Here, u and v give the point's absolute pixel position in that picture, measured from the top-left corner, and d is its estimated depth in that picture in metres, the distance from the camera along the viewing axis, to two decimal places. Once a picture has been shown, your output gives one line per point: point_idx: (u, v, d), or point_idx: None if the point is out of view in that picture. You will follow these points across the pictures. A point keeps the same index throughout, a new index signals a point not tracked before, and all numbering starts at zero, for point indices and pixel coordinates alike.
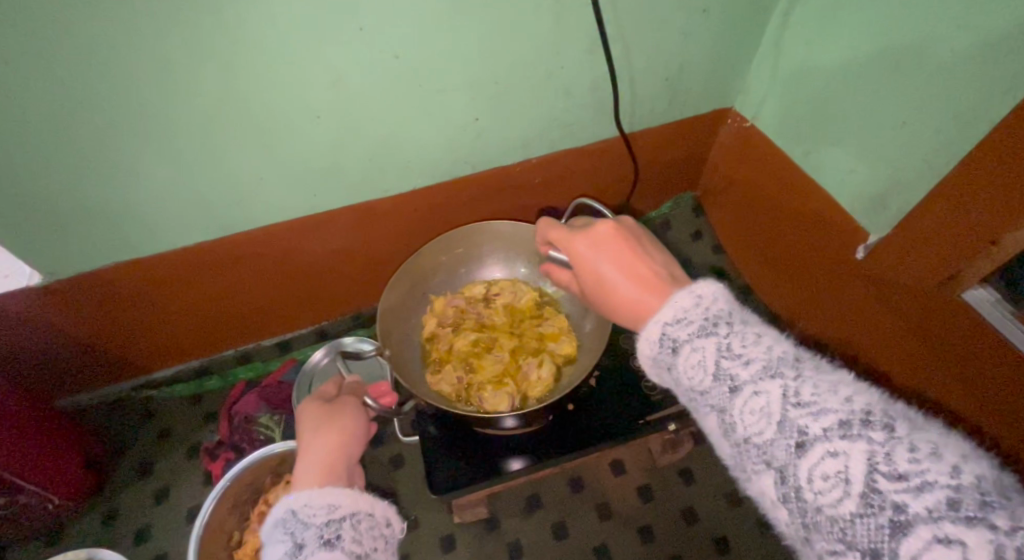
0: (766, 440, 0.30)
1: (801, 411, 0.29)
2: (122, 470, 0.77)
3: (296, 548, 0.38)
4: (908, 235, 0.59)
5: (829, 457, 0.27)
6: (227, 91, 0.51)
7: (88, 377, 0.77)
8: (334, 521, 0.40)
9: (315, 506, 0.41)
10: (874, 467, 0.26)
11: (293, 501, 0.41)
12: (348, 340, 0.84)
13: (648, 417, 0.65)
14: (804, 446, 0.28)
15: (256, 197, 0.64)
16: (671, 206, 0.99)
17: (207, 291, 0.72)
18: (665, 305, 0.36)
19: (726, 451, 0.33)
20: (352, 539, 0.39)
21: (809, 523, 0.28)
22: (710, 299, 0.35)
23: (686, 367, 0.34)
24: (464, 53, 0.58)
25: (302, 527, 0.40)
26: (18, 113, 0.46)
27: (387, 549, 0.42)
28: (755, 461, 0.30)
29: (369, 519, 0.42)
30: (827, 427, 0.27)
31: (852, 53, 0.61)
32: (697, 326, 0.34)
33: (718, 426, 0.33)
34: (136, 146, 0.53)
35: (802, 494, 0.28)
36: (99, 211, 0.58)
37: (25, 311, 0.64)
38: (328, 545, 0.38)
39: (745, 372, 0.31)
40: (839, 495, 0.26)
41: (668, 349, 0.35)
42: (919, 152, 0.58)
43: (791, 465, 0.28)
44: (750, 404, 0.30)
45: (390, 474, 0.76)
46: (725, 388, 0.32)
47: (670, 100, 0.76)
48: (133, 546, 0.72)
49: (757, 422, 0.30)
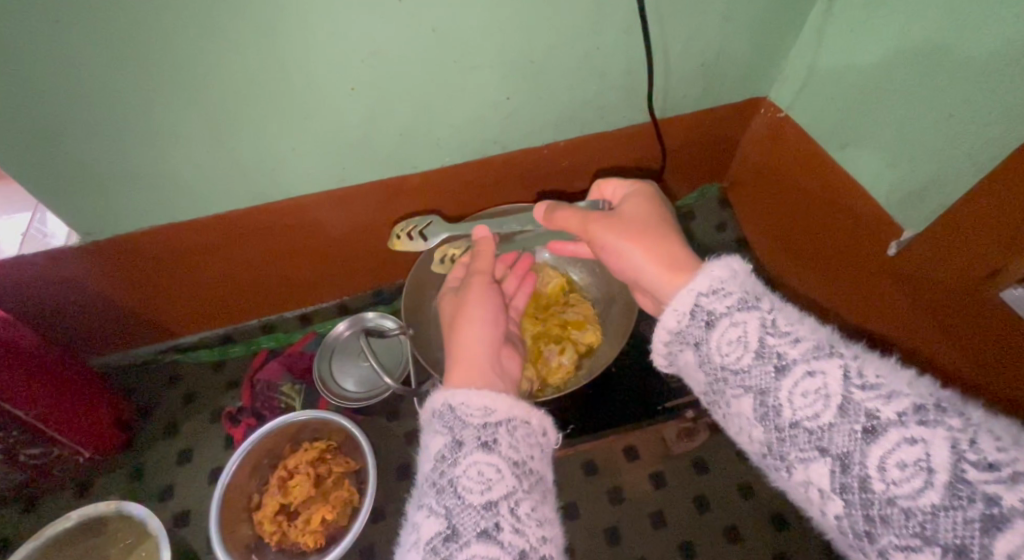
0: (823, 424, 0.31)
1: (868, 394, 0.30)
2: (149, 429, 0.80)
3: (455, 444, 0.38)
4: (946, 232, 0.58)
5: (906, 444, 0.29)
6: (263, 55, 0.51)
7: (118, 339, 0.79)
8: (491, 424, 0.38)
9: (472, 406, 0.39)
10: (961, 456, 0.27)
11: (450, 396, 0.41)
12: (371, 315, 0.84)
13: (666, 404, 0.67)
14: (874, 432, 0.29)
15: (289, 169, 0.65)
16: (696, 196, 0.97)
17: (235, 261, 0.74)
18: (700, 277, 0.39)
19: (759, 437, 0.35)
20: (508, 444, 0.38)
21: (874, 516, 0.29)
22: (744, 274, 0.38)
23: (723, 342, 0.36)
24: (500, 31, 0.57)
25: (460, 424, 0.38)
26: (63, 72, 0.47)
27: (543, 459, 0.40)
28: (804, 447, 0.32)
29: (525, 427, 0.39)
30: (901, 411, 0.29)
31: (896, 42, 0.59)
32: (737, 299, 0.37)
33: (752, 410, 0.35)
34: (176, 111, 0.54)
35: (868, 484, 0.29)
36: (135, 175, 0.59)
37: (62, 271, 0.66)
38: (486, 447, 0.37)
39: (795, 351, 0.34)
40: (919, 484, 0.28)
41: (702, 322, 0.38)
42: (964, 147, 0.56)
43: (856, 452, 0.30)
44: (804, 384, 0.33)
45: (407, 447, 0.77)
46: (770, 366, 0.34)
47: (705, 86, 0.75)
48: (158, 502, 0.74)
49: (812, 405, 0.32)
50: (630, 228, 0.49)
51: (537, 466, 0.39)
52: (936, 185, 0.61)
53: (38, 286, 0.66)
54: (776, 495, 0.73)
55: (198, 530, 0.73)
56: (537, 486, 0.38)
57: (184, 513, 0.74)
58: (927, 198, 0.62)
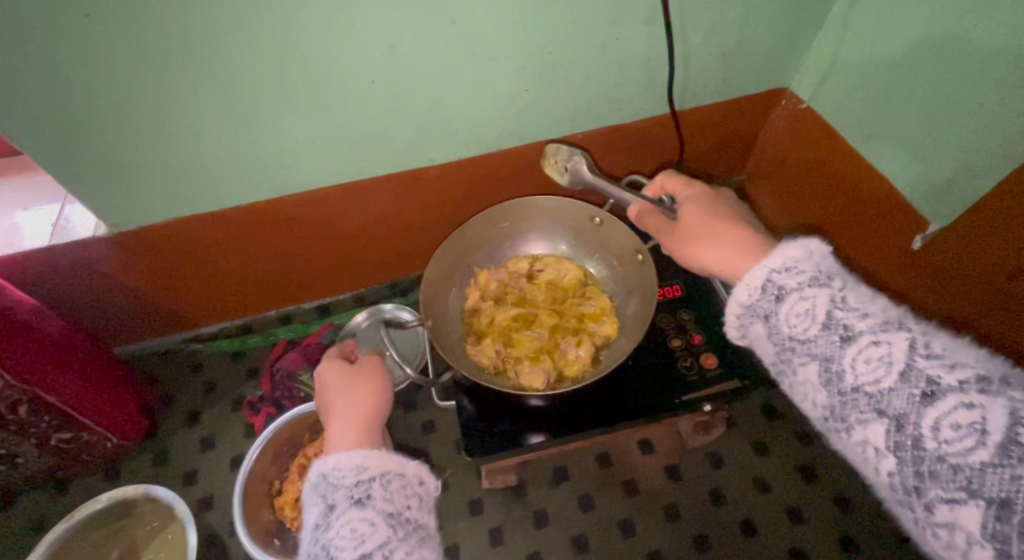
0: (883, 388, 0.32)
1: (931, 362, 0.30)
2: (172, 417, 0.82)
3: (328, 509, 0.40)
4: (992, 220, 0.56)
5: (963, 408, 0.28)
6: (286, 48, 0.52)
7: (143, 329, 0.81)
8: (363, 481, 0.40)
9: (343, 469, 0.41)
10: (1018, 421, 0.26)
11: (323, 465, 0.43)
12: (388, 306, 0.87)
13: (682, 398, 0.65)
14: (932, 396, 0.29)
15: (309, 161, 0.66)
16: (714, 189, 0.96)
17: (260, 251, 0.75)
18: (774, 254, 0.39)
19: (822, 402, 0.36)
20: (382, 497, 0.40)
21: (924, 471, 0.29)
22: (820, 255, 0.38)
23: (791, 314, 0.37)
24: (519, 20, 0.57)
25: (333, 489, 0.41)
26: (92, 65, 0.48)
27: (423, 507, 0.42)
28: (864, 409, 0.33)
29: (399, 479, 0.41)
30: (963, 379, 0.29)
31: (922, 31, 0.58)
32: (809, 276, 0.36)
33: (816, 377, 0.36)
34: (201, 103, 0.55)
35: (921, 443, 0.30)
36: (161, 167, 0.60)
37: (90, 261, 0.68)
38: (358, 504, 0.39)
39: (863, 323, 0.34)
40: (969, 444, 0.28)
41: (771, 296, 0.38)
42: (993, 138, 0.55)
43: (912, 414, 0.30)
44: (867, 351, 0.33)
45: (422, 437, 0.78)
46: (835, 336, 0.34)
47: (725, 77, 0.74)
48: (182, 487, 0.76)
49: (874, 371, 0.32)
50: (720, 246, 0.46)
51: (416, 515, 0.41)
52: (965, 177, 0.59)
53: (66, 276, 0.68)
54: (793, 489, 0.73)
55: (220, 514, 0.75)
56: (415, 533, 0.39)
57: (207, 498, 0.76)
58: (953, 191, 0.61)
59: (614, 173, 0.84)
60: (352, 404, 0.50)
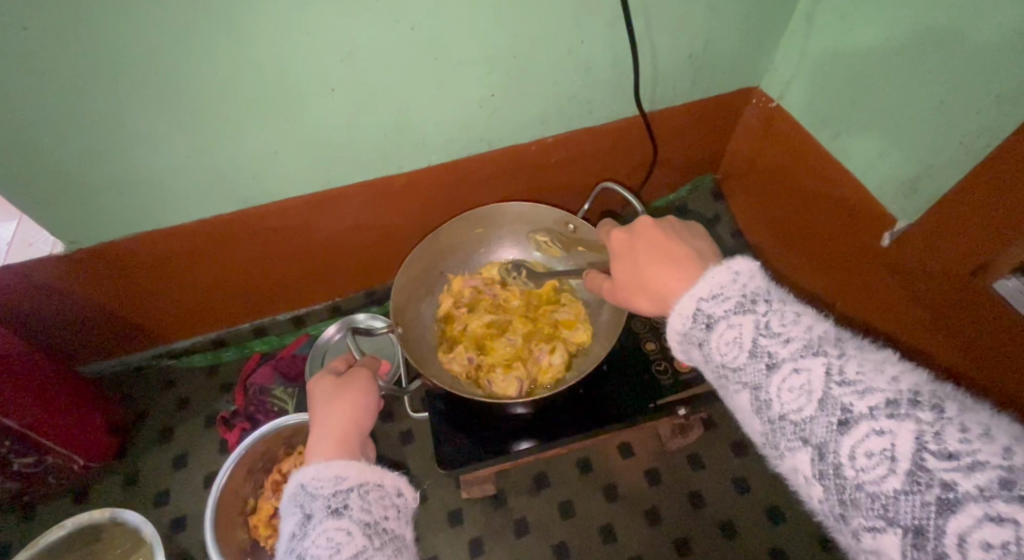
0: (804, 417, 0.30)
1: (845, 389, 0.29)
2: (144, 435, 0.80)
3: (305, 519, 0.36)
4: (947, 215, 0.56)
5: (874, 435, 0.27)
6: (238, 57, 0.50)
7: (112, 345, 0.79)
8: (342, 491, 0.37)
9: (321, 478, 0.37)
10: (923, 445, 0.26)
11: (303, 475, 0.38)
12: (360, 316, 0.84)
13: (658, 400, 0.65)
14: (847, 424, 0.28)
15: (273, 172, 0.64)
16: (689, 189, 0.97)
17: (224, 263, 0.73)
18: (701, 282, 0.36)
19: (756, 429, 0.33)
20: (360, 507, 0.36)
21: (846, 499, 0.28)
22: (748, 275, 0.35)
23: (720, 343, 0.34)
24: (480, 26, 0.56)
25: (310, 498, 0.36)
26: (33, 80, 0.46)
27: (402, 519, 0.38)
28: (790, 439, 0.31)
29: (378, 490, 0.37)
30: (873, 405, 0.28)
31: (887, 30, 0.58)
32: (735, 303, 0.34)
33: (748, 404, 0.33)
34: (153, 116, 0.53)
35: (841, 471, 0.28)
36: (117, 180, 0.58)
37: (48, 279, 0.66)
38: (335, 514, 0.35)
39: (784, 350, 0.31)
40: (883, 472, 0.26)
41: (701, 324, 0.35)
42: (956, 135, 0.55)
43: (831, 442, 0.29)
44: (790, 381, 0.31)
45: (400, 448, 0.76)
46: (761, 364, 0.32)
47: (694, 78, 0.74)
48: (154, 507, 0.75)
49: (796, 399, 0.30)
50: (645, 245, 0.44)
51: (394, 526, 0.37)
52: (929, 174, 0.59)
53: (24, 295, 0.66)
54: (772, 489, 0.73)
55: (194, 534, 0.73)
56: (392, 543, 0.35)
57: (180, 517, 0.74)
58: (919, 188, 0.61)
59: (588, 176, 0.84)
60: (331, 417, 0.45)
